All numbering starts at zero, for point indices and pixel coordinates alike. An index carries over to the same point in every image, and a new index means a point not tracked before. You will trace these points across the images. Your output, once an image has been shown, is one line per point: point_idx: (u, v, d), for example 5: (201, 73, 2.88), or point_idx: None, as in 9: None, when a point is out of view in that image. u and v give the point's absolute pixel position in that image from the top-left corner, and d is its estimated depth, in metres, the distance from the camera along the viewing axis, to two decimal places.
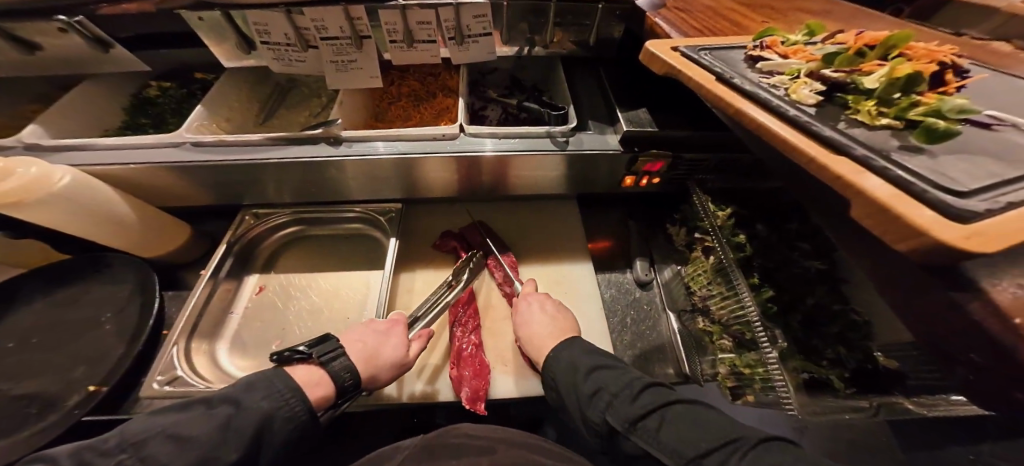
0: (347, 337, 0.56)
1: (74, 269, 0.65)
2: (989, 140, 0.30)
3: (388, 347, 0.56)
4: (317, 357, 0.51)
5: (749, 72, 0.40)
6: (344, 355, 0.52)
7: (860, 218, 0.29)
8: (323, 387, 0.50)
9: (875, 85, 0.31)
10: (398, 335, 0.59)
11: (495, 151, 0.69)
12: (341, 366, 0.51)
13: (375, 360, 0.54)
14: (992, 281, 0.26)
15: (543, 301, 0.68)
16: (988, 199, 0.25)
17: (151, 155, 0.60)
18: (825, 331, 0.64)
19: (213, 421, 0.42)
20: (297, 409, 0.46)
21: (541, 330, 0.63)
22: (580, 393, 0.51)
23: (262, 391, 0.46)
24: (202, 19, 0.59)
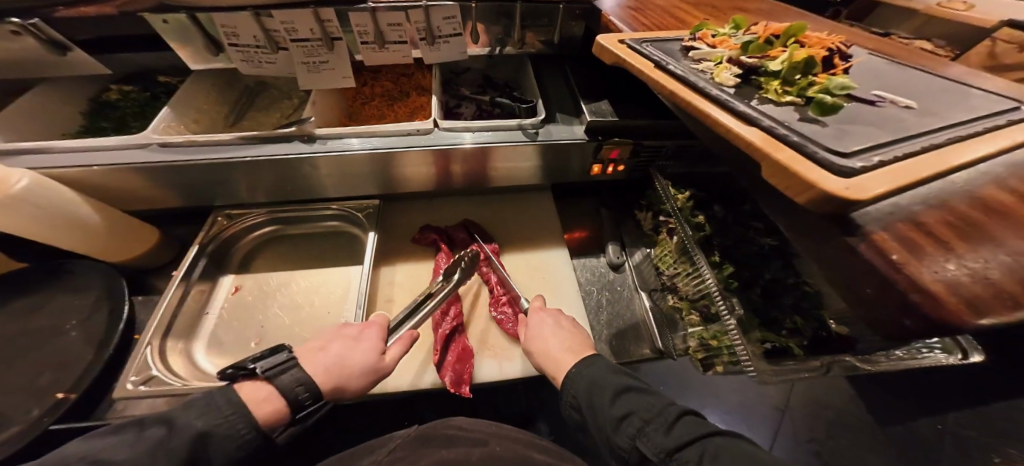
0: (306, 349, 0.55)
1: (30, 277, 0.61)
2: (868, 112, 0.36)
3: (353, 355, 0.55)
4: (263, 372, 0.50)
5: (683, 60, 0.46)
6: (295, 367, 0.51)
7: (770, 178, 0.34)
8: (269, 403, 0.49)
9: (779, 68, 0.38)
10: (367, 341, 0.58)
11: (472, 143, 0.72)
12: (291, 380, 0.50)
13: (337, 369, 0.53)
14: (881, 228, 0.32)
15: (556, 318, 0.68)
16: (863, 158, 0.31)
17: (113, 157, 0.58)
18: (782, 303, 0.70)
19: (144, 443, 0.41)
20: (238, 427, 0.45)
21: (558, 347, 0.62)
22: (605, 418, 0.50)
23: (199, 412, 0.45)
24: (167, 22, 0.58)
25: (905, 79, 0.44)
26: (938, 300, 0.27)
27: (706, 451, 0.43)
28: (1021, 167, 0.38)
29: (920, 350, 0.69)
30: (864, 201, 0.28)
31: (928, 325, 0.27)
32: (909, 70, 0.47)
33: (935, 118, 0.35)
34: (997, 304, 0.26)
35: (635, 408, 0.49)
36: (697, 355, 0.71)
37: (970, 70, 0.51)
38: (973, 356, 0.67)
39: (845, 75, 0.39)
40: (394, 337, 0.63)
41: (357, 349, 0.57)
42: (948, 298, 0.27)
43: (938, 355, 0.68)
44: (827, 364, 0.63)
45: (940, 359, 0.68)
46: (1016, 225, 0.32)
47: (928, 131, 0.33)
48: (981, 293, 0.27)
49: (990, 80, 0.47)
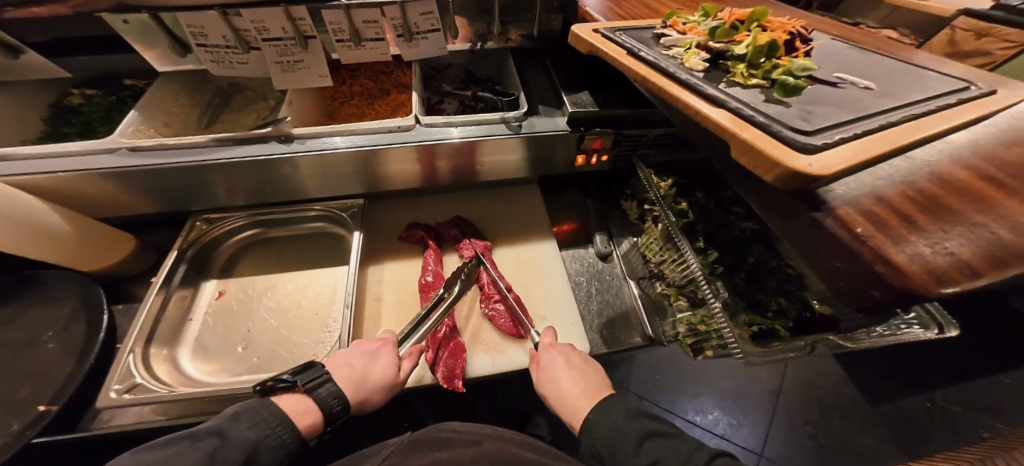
0: (334, 360, 0.56)
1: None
2: (829, 94, 0.38)
3: (377, 370, 0.56)
4: (303, 385, 0.50)
5: (655, 47, 0.47)
6: (330, 380, 0.52)
7: (738, 158, 0.35)
8: (310, 415, 0.50)
9: (745, 52, 0.39)
10: (388, 355, 0.58)
11: (461, 137, 0.72)
12: (327, 393, 0.51)
13: (363, 384, 0.54)
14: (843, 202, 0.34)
15: (571, 354, 0.66)
16: (825, 136, 0.32)
17: (82, 162, 0.55)
18: (766, 287, 0.72)
19: (197, 454, 0.40)
20: (284, 437, 0.47)
21: (571, 385, 0.61)
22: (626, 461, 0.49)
23: (247, 422, 0.46)
24: (127, 22, 0.56)
25: (866, 61, 0.46)
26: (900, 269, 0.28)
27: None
28: (981, 140, 0.39)
29: (897, 327, 0.70)
30: (828, 176, 0.29)
31: (892, 294, 0.28)
32: (871, 53, 0.49)
33: (890, 100, 0.37)
34: (952, 270, 0.27)
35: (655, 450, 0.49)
36: (687, 341, 0.72)
37: (934, 57, 0.52)
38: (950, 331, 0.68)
39: (807, 58, 0.40)
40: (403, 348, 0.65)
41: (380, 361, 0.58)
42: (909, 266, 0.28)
43: (915, 331, 0.69)
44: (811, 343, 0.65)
45: (920, 335, 0.69)
46: (977, 195, 0.33)
47: (884, 111, 0.35)
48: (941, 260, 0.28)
49: (948, 63, 0.48)
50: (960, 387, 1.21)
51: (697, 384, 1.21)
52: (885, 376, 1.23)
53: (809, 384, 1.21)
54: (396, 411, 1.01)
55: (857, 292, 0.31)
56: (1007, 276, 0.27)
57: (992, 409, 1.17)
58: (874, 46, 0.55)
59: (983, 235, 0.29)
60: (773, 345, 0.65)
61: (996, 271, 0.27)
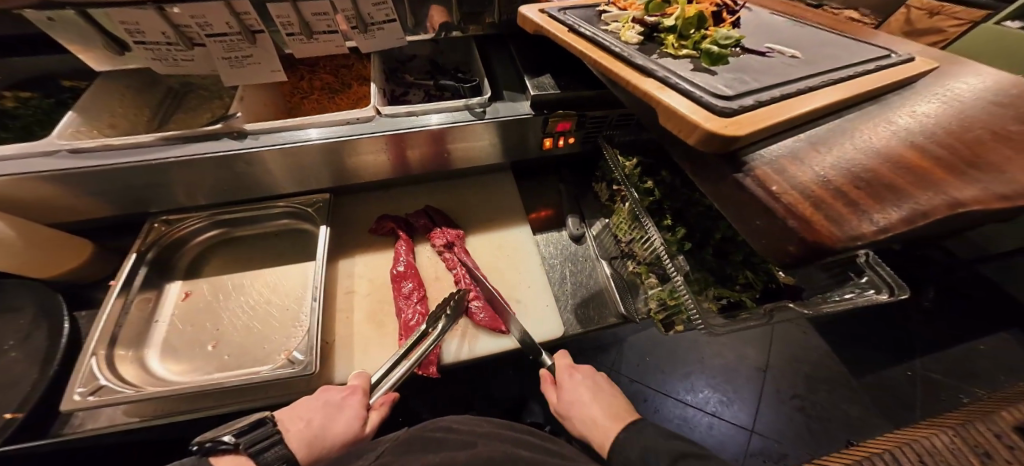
0: (290, 416, 0.54)
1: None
2: (756, 62, 0.40)
3: (335, 424, 0.54)
4: (247, 448, 0.46)
5: (596, 23, 0.47)
6: (280, 442, 0.49)
7: (666, 124, 0.35)
8: None
9: (675, 24, 0.40)
10: (351, 409, 0.56)
11: (439, 124, 0.73)
12: (275, 456, 0.48)
13: (318, 439, 0.53)
14: (770, 164, 0.34)
15: (590, 376, 0.70)
16: (744, 101, 0.33)
17: (23, 166, 0.54)
18: (732, 261, 0.74)
19: None
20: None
21: (597, 413, 0.63)
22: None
23: None
24: (51, 19, 0.53)
25: (803, 35, 0.48)
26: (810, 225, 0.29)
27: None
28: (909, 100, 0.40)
29: (852, 292, 0.71)
30: (740, 138, 0.30)
31: (806, 250, 0.29)
32: (809, 27, 0.50)
33: (810, 68, 0.39)
34: (861, 227, 0.29)
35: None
36: (658, 316, 0.73)
37: (888, 37, 0.53)
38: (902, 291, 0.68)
39: (735, 29, 0.42)
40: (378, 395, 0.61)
41: (344, 414, 0.55)
42: (819, 224, 0.29)
43: (872, 294, 0.69)
44: (773, 311, 0.68)
45: (875, 298, 0.69)
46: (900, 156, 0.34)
47: (804, 78, 0.37)
48: (846, 214, 0.29)
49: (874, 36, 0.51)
50: (930, 353, 1.28)
51: (686, 364, 1.24)
52: (857, 346, 1.29)
53: (788, 357, 1.26)
54: None
55: (777, 252, 0.33)
56: (907, 229, 0.29)
57: (959, 372, 1.24)
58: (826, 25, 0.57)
59: (888, 192, 0.31)
60: (739, 315, 0.67)
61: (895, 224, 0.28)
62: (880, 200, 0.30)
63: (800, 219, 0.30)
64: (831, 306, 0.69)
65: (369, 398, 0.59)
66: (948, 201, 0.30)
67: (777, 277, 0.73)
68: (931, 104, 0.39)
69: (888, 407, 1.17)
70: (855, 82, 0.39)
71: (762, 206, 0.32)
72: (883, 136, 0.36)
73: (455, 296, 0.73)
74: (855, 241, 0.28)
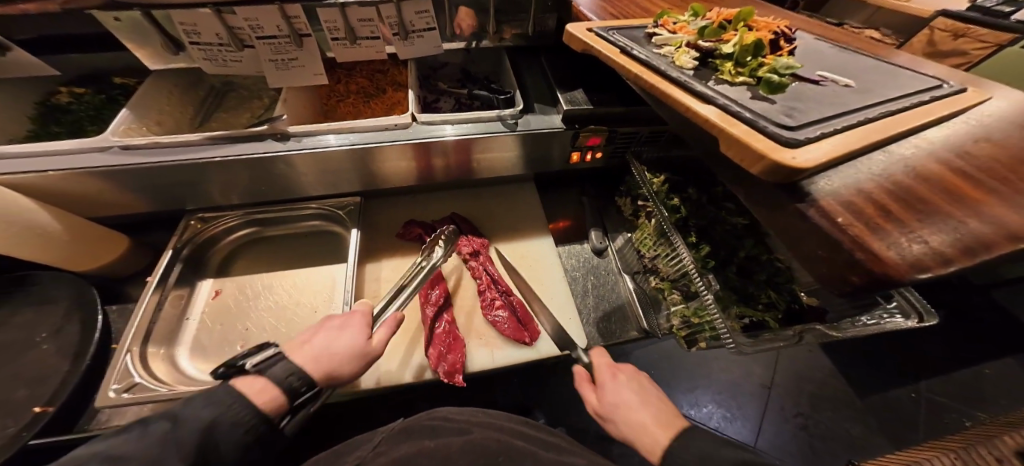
0: (295, 342, 0.53)
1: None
2: (811, 90, 0.41)
3: (339, 342, 0.53)
4: (253, 364, 0.47)
5: (647, 45, 0.48)
6: (284, 357, 0.49)
7: (728, 152, 0.36)
8: (267, 393, 0.46)
9: (733, 51, 0.41)
10: (353, 328, 0.56)
11: (456, 135, 0.73)
12: (284, 368, 0.48)
13: (325, 356, 0.52)
14: (831, 193, 0.34)
15: (634, 378, 0.59)
16: (807, 131, 0.34)
17: (74, 161, 0.54)
18: (756, 279, 0.74)
19: (147, 438, 0.37)
20: (243, 414, 0.43)
21: (648, 418, 0.52)
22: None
23: (201, 401, 0.43)
24: (119, 19, 0.55)
25: (847, 60, 0.49)
26: (879, 259, 0.29)
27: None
28: (968, 127, 0.39)
29: (879, 316, 0.73)
30: (810, 169, 0.31)
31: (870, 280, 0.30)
32: (853, 52, 0.51)
33: (865, 98, 0.39)
34: (925, 259, 0.29)
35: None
36: (681, 333, 0.73)
37: (915, 58, 0.54)
38: (922, 316, 0.70)
39: (791, 56, 0.43)
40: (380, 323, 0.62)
41: (346, 335, 0.55)
42: (885, 255, 0.29)
43: (897, 320, 0.71)
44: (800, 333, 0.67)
45: (901, 323, 0.71)
46: (961, 184, 0.34)
47: (860, 108, 0.38)
48: (907, 242, 0.30)
49: (911, 59, 0.52)
50: (936, 376, 1.27)
51: (691, 377, 1.23)
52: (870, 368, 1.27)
53: (797, 378, 1.24)
54: (397, 409, 1.02)
55: (836, 279, 0.33)
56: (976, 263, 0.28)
57: (968, 396, 1.23)
58: (857, 46, 0.58)
59: (946, 222, 0.31)
60: (763, 336, 0.67)
61: (962, 260, 0.28)
62: (944, 233, 0.30)
63: (867, 251, 0.30)
64: (857, 331, 0.70)
65: (370, 324, 0.59)
66: (1012, 235, 0.30)
67: (800, 299, 0.73)
68: (985, 136, 0.39)
69: (893, 429, 1.16)
70: (911, 112, 0.39)
71: (827, 236, 0.32)
72: (941, 167, 0.36)
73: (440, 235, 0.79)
74: (922, 274, 0.28)
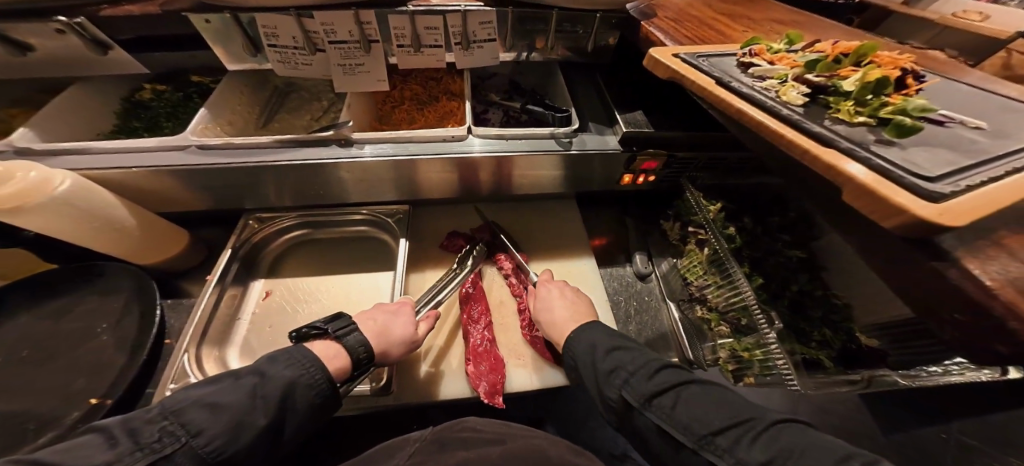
0: (362, 316, 0.58)
1: (51, 279, 0.59)
2: (936, 134, 0.38)
3: (396, 325, 0.58)
4: (334, 332, 0.53)
5: (745, 77, 0.46)
6: (357, 330, 0.54)
7: (850, 201, 0.33)
8: (337, 360, 0.51)
9: (852, 88, 0.38)
10: (406, 315, 0.60)
11: (483, 152, 0.71)
12: (356, 341, 0.53)
13: (385, 334, 0.56)
14: None
15: (562, 288, 0.71)
16: (952, 183, 0.30)
17: (156, 159, 0.58)
18: (810, 316, 0.69)
19: (242, 389, 0.43)
20: (317, 377, 0.47)
21: (563, 318, 0.64)
22: (600, 370, 0.54)
23: (284, 361, 0.47)
24: (208, 21, 0.61)
25: (956, 98, 0.45)
26: None
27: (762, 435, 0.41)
28: None
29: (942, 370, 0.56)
30: (963, 226, 0.27)
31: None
32: (946, 85, 0.49)
33: (1004, 143, 0.36)
34: None
35: (743, 438, 0.41)
36: (728, 367, 0.68)
37: (988, 77, 0.53)
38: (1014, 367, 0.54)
39: (917, 94, 0.39)
40: (420, 314, 0.67)
41: (400, 320, 0.60)
42: None
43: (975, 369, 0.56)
44: (868, 378, 0.61)
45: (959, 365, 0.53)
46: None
47: (1004, 155, 0.34)
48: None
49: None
50: None
51: None
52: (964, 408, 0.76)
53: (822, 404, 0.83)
54: None
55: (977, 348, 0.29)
56: None
57: None
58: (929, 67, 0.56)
59: None
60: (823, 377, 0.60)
61: None
62: None
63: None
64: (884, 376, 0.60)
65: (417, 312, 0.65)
66: None
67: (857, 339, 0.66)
68: None
69: None
70: None
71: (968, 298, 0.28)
72: None
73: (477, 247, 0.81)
74: None
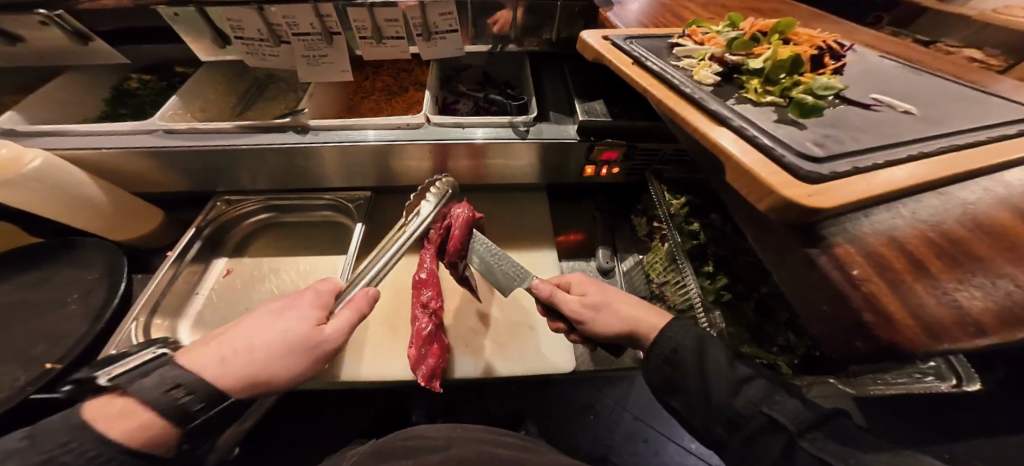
0: (196, 345, 0.46)
1: (38, 252, 0.65)
2: (855, 116, 0.35)
3: (260, 336, 0.47)
4: (112, 381, 0.40)
5: (668, 57, 0.44)
6: (157, 370, 0.42)
7: (733, 182, 0.31)
8: (132, 416, 0.39)
9: (763, 67, 0.36)
10: (294, 313, 0.51)
11: (484, 139, 0.73)
12: (152, 384, 0.40)
13: (240, 355, 0.45)
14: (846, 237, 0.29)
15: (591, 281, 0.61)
16: (836, 164, 0.28)
17: (127, 142, 0.63)
18: (774, 319, 0.63)
19: None
20: (88, 452, 0.36)
21: (639, 312, 0.55)
22: (713, 368, 0.45)
23: (35, 444, 0.36)
24: (177, 14, 0.64)
25: (909, 83, 0.41)
26: None
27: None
28: None
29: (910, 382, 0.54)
30: (833, 208, 0.25)
31: None
32: (903, 71, 0.45)
33: (928, 127, 0.33)
34: (959, 329, 0.24)
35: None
36: None
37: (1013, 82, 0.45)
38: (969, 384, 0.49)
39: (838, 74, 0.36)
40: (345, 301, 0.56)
41: (281, 326, 0.50)
42: None
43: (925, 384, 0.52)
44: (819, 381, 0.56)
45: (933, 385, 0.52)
46: (1008, 246, 0.28)
47: (918, 139, 0.31)
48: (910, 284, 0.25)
49: None
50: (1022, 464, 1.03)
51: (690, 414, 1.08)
52: None
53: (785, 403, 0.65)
54: (391, 405, 1.03)
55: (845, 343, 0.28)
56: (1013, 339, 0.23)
57: None
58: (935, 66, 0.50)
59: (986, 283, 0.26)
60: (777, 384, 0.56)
61: (1002, 331, 0.23)
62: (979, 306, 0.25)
63: (880, 312, 0.26)
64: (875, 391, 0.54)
65: (334, 302, 0.55)
66: None
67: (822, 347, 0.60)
68: None
69: None
70: (995, 144, 0.31)
71: None
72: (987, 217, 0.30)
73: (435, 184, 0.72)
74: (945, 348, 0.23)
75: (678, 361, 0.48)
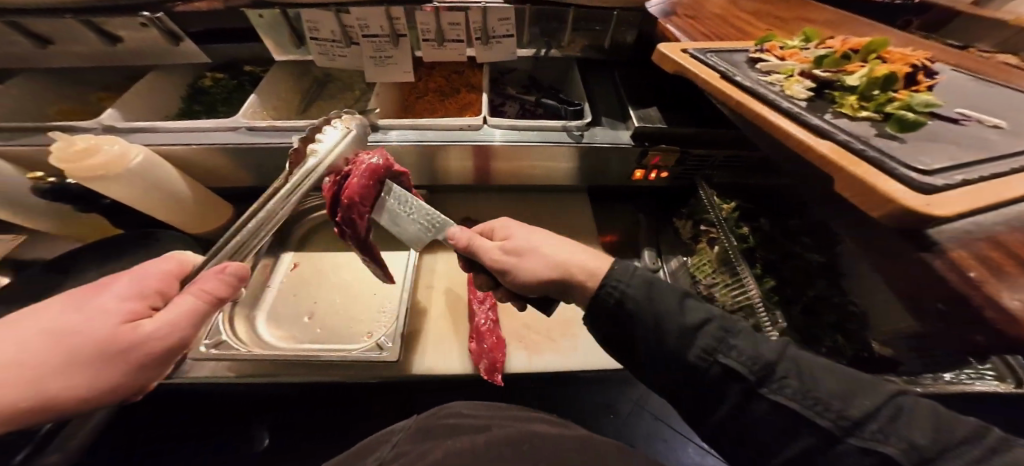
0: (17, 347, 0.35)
1: (120, 241, 0.69)
2: (948, 130, 0.36)
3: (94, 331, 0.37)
4: None
5: (752, 72, 0.46)
6: None
7: (842, 191, 0.33)
8: None
9: (858, 84, 0.38)
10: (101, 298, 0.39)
11: (502, 142, 0.74)
12: None
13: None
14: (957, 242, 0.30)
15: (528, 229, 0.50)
16: (947, 176, 0.30)
17: (212, 138, 0.66)
18: (822, 322, 0.65)
19: None
20: None
21: (572, 254, 0.45)
22: (665, 300, 0.38)
23: None
24: (261, 15, 0.67)
25: (988, 97, 0.43)
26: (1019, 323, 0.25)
27: (907, 411, 0.28)
28: None
29: None
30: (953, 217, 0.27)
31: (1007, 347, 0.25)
32: (977, 84, 0.46)
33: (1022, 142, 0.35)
34: None
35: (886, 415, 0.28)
36: None
37: None
38: None
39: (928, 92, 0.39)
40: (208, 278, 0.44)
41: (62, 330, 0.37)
42: None
43: None
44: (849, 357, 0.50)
45: None
46: None
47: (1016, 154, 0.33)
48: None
49: None
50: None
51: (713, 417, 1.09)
52: None
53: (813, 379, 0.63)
54: None
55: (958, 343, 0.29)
56: None
57: None
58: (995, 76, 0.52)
59: None
60: None
61: None
62: None
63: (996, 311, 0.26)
64: None
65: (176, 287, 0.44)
66: None
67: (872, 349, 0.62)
68: None
69: None
70: None
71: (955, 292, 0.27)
72: None
73: (337, 116, 0.56)
74: None
75: (625, 312, 0.39)
